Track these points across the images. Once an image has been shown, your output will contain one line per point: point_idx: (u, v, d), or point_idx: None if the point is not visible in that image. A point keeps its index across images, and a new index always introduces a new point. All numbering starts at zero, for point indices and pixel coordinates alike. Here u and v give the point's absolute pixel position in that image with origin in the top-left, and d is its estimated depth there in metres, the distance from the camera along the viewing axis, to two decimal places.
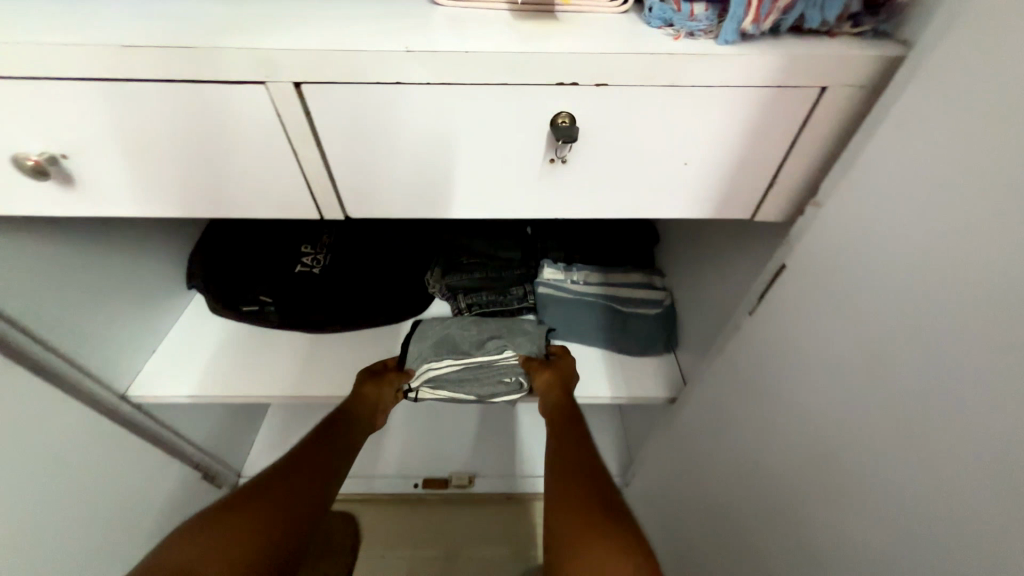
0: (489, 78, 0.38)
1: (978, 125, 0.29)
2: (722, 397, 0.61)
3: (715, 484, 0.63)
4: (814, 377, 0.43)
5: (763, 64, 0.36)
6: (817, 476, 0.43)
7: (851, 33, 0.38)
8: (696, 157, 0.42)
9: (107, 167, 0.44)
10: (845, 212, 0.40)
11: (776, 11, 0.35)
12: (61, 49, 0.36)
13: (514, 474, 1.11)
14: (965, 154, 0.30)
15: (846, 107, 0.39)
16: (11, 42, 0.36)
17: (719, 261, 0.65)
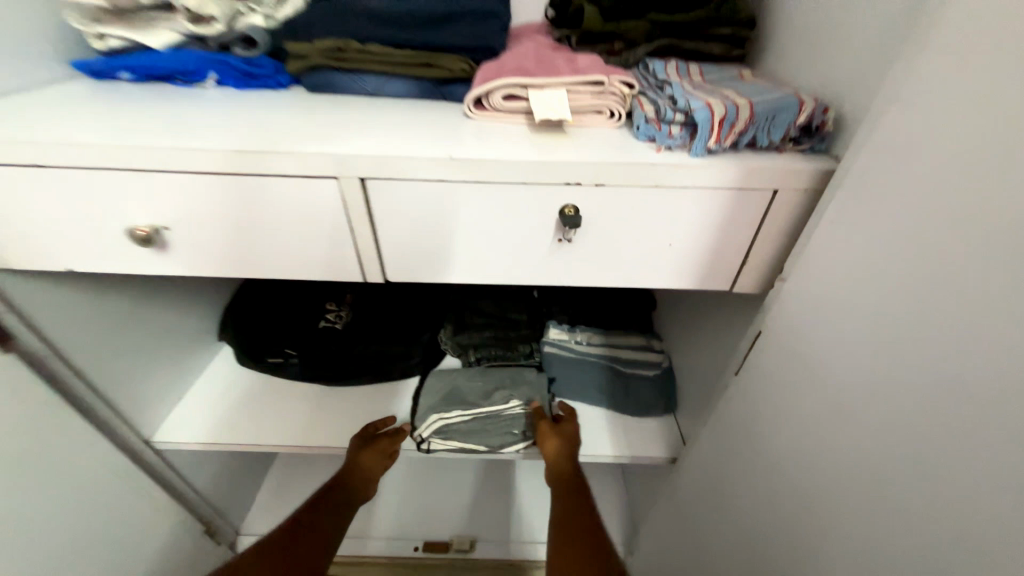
0: (511, 178, 0.48)
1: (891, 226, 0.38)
2: (717, 456, 0.65)
3: (716, 544, 0.65)
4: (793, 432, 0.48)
5: (727, 172, 0.46)
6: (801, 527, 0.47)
7: (795, 149, 0.49)
8: (679, 240, 0.51)
9: (193, 237, 0.53)
10: (805, 287, 0.48)
11: (733, 134, 0.46)
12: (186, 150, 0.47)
13: (515, 540, 1.09)
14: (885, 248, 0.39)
15: (797, 204, 0.49)
16: (149, 144, 0.47)
17: (708, 326, 0.72)
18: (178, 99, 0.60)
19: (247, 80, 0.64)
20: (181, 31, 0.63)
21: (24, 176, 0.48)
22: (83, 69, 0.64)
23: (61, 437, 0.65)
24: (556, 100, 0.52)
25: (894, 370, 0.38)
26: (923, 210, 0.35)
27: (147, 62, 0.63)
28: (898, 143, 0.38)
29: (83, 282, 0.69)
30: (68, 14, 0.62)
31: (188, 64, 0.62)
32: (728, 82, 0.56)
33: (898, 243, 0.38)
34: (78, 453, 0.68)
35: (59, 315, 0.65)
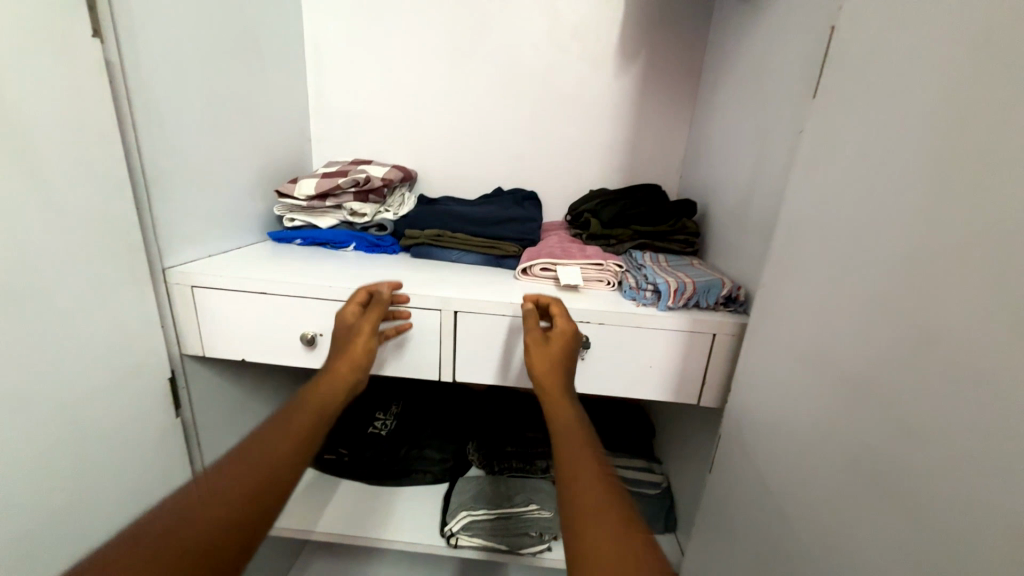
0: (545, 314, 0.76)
1: (776, 355, 0.64)
2: (705, 553, 0.76)
3: None
4: (749, 510, 0.65)
5: (681, 321, 0.74)
6: None
7: (725, 310, 0.77)
8: (655, 363, 0.76)
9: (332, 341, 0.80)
10: (742, 399, 0.70)
11: (683, 298, 0.75)
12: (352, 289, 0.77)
13: None
14: (775, 368, 0.63)
15: (731, 344, 0.75)
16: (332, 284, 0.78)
17: (690, 439, 0.90)
18: (334, 258, 0.95)
19: (373, 247, 1.00)
20: (339, 218, 1.01)
21: (247, 298, 0.79)
22: (273, 237, 1.02)
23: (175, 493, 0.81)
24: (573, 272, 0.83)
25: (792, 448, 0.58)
26: (787, 346, 0.61)
27: (316, 235, 1.00)
28: (772, 308, 0.65)
29: (226, 372, 0.94)
30: (276, 206, 1.02)
31: (341, 238, 0.99)
32: (683, 267, 0.88)
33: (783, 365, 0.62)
34: None
35: (208, 395, 0.89)
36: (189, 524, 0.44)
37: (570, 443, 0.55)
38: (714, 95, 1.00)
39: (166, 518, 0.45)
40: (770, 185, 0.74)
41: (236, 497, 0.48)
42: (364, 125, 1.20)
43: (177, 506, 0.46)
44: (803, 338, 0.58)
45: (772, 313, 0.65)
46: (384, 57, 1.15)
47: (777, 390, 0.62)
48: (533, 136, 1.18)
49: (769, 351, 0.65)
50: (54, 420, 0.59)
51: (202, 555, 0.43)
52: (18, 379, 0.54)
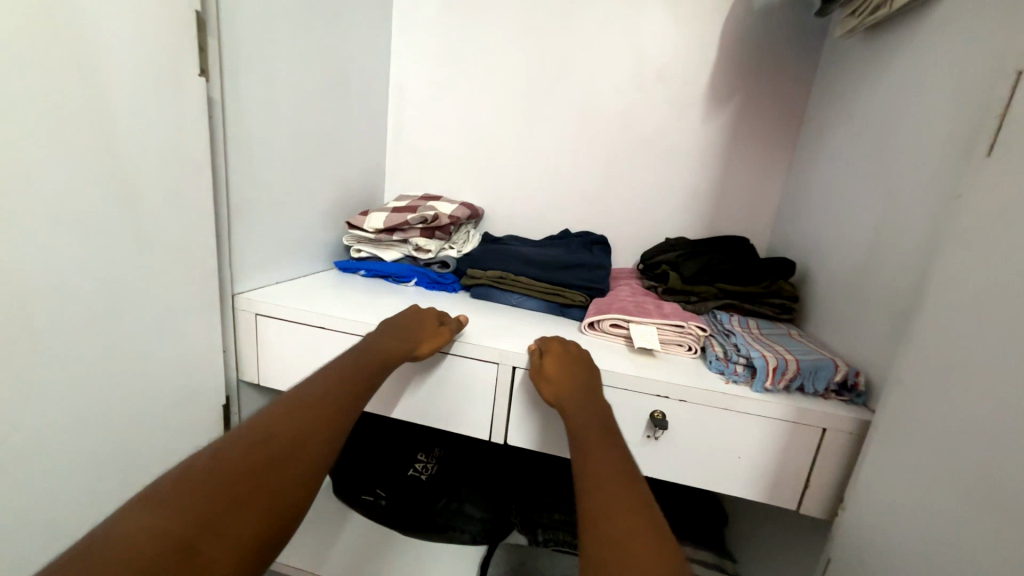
0: (616, 382, 0.67)
1: (919, 473, 0.50)
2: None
3: None
4: None
5: (780, 408, 0.62)
6: None
7: (839, 398, 0.63)
8: (746, 454, 0.64)
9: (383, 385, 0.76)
10: (862, 518, 0.56)
11: (784, 379, 0.63)
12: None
13: None
14: (917, 491, 0.49)
15: (846, 443, 0.61)
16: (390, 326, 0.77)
17: (781, 549, 0.75)
18: (395, 294, 0.94)
19: (434, 283, 0.98)
20: (404, 252, 1.00)
21: (306, 330, 0.77)
22: (339, 266, 1.03)
23: None
24: (648, 332, 0.74)
25: None
26: (937, 467, 0.47)
27: (379, 267, 1.00)
28: (913, 412, 0.52)
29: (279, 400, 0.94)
30: (346, 236, 1.03)
31: (404, 273, 0.98)
32: (780, 338, 0.76)
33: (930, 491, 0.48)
34: None
35: None
36: (225, 471, 0.42)
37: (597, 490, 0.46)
38: (821, 144, 0.89)
39: (196, 470, 0.42)
40: (905, 255, 0.61)
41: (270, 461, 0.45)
42: (437, 161, 1.22)
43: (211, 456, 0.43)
44: (966, 462, 0.44)
45: (912, 418, 0.51)
46: (463, 97, 1.16)
47: (921, 525, 0.47)
48: (608, 179, 1.12)
49: (909, 467, 0.51)
50: (108, 443, 0.59)
51: (233, 507, 0.40)
52: (80, 400, 0.54)
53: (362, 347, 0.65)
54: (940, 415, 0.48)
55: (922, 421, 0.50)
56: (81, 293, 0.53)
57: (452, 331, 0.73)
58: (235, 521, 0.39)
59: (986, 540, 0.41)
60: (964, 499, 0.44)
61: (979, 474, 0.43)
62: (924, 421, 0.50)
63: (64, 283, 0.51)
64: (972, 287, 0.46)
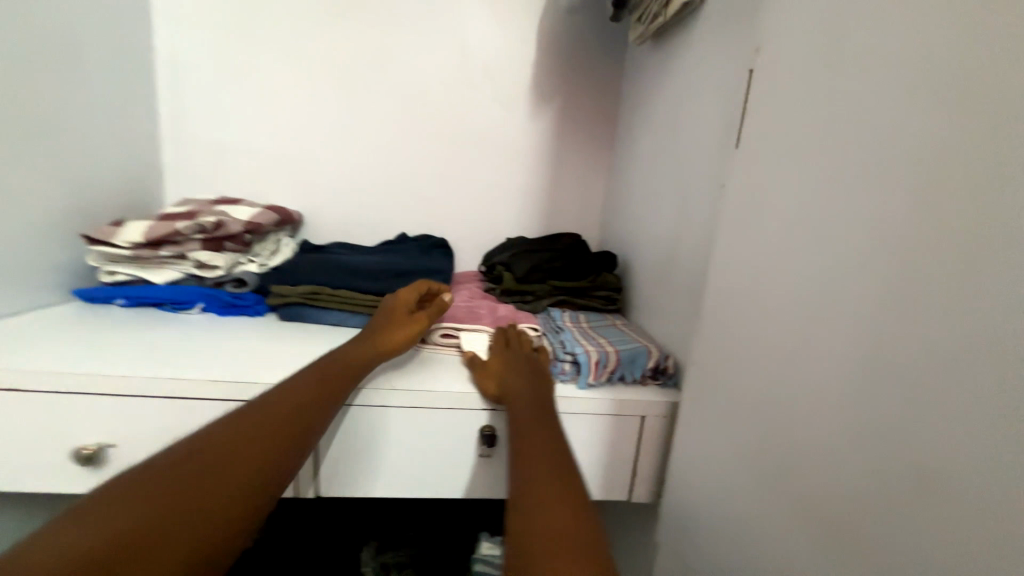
0: (441, 402, 0.61)
1: (713, 449, 0.52)
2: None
3: None
4: None
5: (604, 403, 0.61)
6: None
7: (654, 382, 0.66)
8: (577, 454, 0.62)
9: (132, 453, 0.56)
10: (678, 498, 0.58)
11: (606, 372, 0.63)
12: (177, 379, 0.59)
13: None
14: (714, 466, 0.51)
15: (660, 427, 0.63)
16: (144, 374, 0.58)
17: (622, 536, 0.76)
18: (170, 326, 0.73)
19: (228, 307, 0.79)
20: (183, 270, 0.78)
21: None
22: (82, 296, 0.76)
23: None
24: (479, 340, 0.69)
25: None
26: (726, 442, 0.50)
27: (144, 293, 0.76)
28: (707, 391, 0.54)
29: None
30: (90, 254, 0.76)
31: (183, 296, 0.77)
32: (606, 328, 0.77)
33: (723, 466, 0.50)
34: None
35: None
36: (140, 507, 0.36)
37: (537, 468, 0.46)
38: (631, 143, 0.95)
39: (129, 480, 0.39)
40: (694, 243, 0.66)
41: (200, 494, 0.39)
42: (236, 159, 1.00)
43: (124, 481, 0.38)
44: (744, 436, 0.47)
45: (707, 397, 0.54)
46: (260, 81, 0.97)
47: (719, 500, 0.49)
48: (442, 177, 1.05)
49: (707, 444, 0.53)
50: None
51: (128, 553, 0.34)
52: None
53: (333, 355, 0.58)
54: (725, 391, 0.51)
55: (713, 398, 0.53)
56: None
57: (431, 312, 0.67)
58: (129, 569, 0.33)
59: (762, 509, 0.43)
60: (743, 470, 0.46)
61: (753, 445, 0.45)
62: (715, 398, 0.53)
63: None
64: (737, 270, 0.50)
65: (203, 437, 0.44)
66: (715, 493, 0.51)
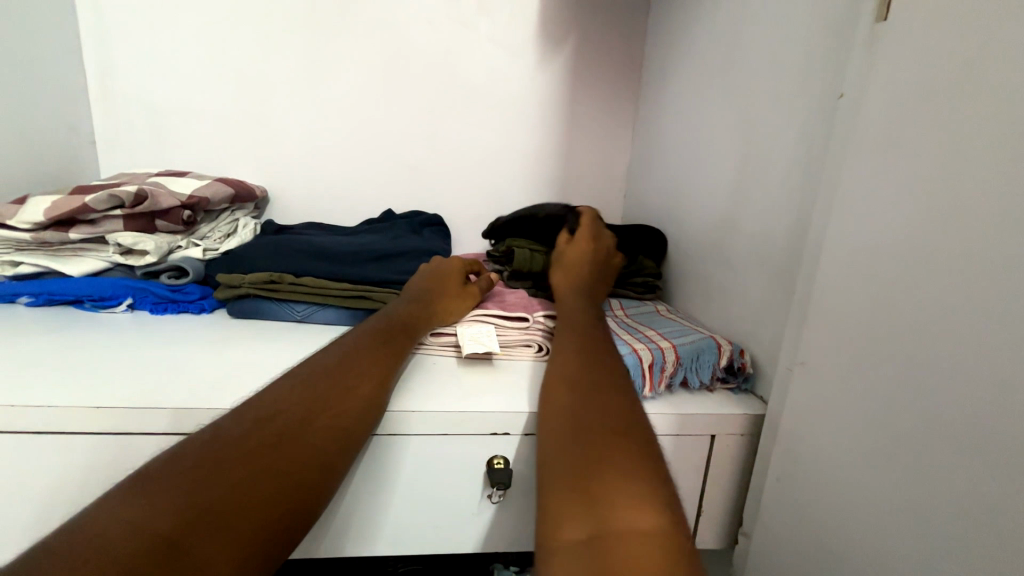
0: (435, 428, 0.44)
1: (845, 489, 0.36)
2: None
3: None
4: None
5: (663, 420, 0.44)
6: None
7: (723, 387, 0.49)
8: None
9: (28, 507, 0.42)
10: (778, 550, 0.41)
11: (665, 377, 0.46)
12: (53, 406, 0.41)
13: None
14: (851, 515, 0.35)
15: (739, 448, 0.46)
16: (17, 400, 0.41)
17: None
18: (81, 329, 0.56)
19: (166, 304, 0.62)
20: (105, 258, 0.62)
21: None
22: None
23: None
24: (484, 336, 0.53)
25: None
26: (875, 484, 0.33)
27: (55, 288, 0.60)
28: (827, 405, 0.38)
29: None
30: None
31: (104, 290, 0.60)
32: (646, 316, 0.60)
33: (872, 522, 0.33)
34: None
35: None
36: (206, 478, 0.29)
37: (585, 382, 0.38)
38: (666, 85, 0.77)
39: (198, 443, 0.32)
40: (778, 199, 0.48)
41: (270, 474, 0.31)
42: (183, 124, 0.83)
43: (189, 450, 0.31)
44: (919, 478, 0.30)
45: (828, 414, 0.38)
46: (208, 25, 0.80)
47: (868, 567, 0.33)
48: (433, 139, 0.87)
49: (831, 482, 0.37)
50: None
51: (203, 535, 0.27)
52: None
53: (390, 315, 0.50)
54: (870, 406, 0.34)
55: (840, 415, 0.36)
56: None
57: (481, 289, 0.60)
58: (199, 554, 0.26)
59: None
60: (923, 531, 0.30)
61: (944, 495, 0.29)
62: (845, 417, 0.36)
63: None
64: (896, 229, 0.33)
65: (261, 410, 0.35)
66: (855, 560, 0.34)
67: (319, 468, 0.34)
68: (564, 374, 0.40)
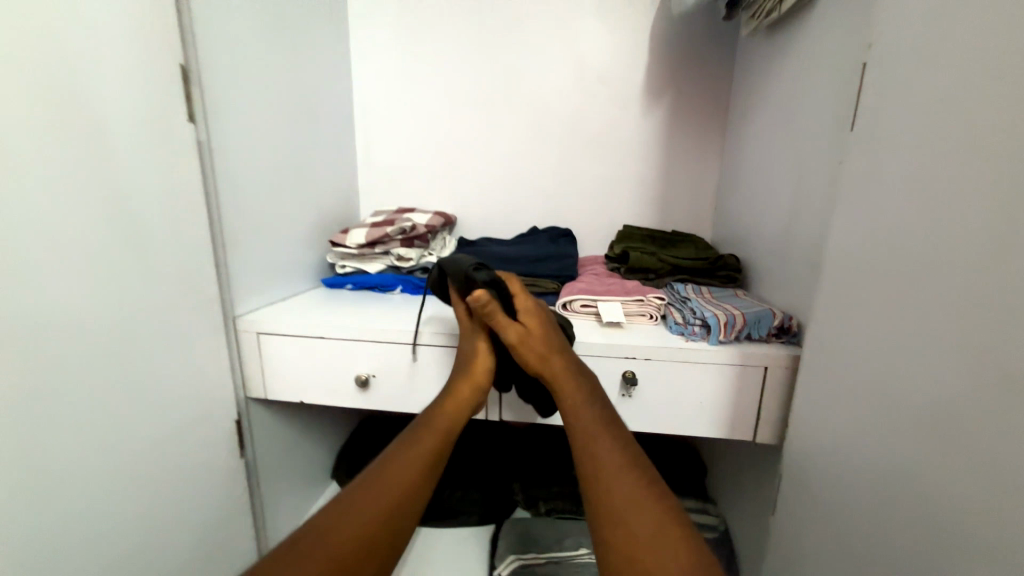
0: (590, 350, 0.75)
1: (832, 384, 0.61)
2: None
3: None
4: (817, 545, 0.61)
5: (731, 354, 0.73)
6: None
7: (778, 340, 0.75)
8: (709, 398, 0.74)
9: (389, 383, 0.82)
10: (801, 433, 0.67)
11: (734, 330, 0.74)
12: (405, 329, 0.80)
13: None
14: (834, 399, 0.61)
15: (785, 377, 0.72)
16: (355, 324, 0.82)
17: (749, 480, 0.86)
18: (382, 301, 1.00)
19: (419, 289, 1.06)
20: (387, 262, 1.07)
21: (310, 341, 0.83)
22: (326, 283, 1.08)
23: (232, 530, 0.83)
24: (614, 307, 0.84)
25: (855, 480, 0.55)
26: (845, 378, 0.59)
27: (365, 279, 1.05)
28: (824, 340, 0.64)
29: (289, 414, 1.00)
30: (330, 255, 1.10)
31: (388, 280, 1.05)
32: (727, 297, 0.88)
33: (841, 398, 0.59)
34: (233, 548, 0.84)
35: (274, 434, 0.94)
36: (370, 514, 0.53)
37: (612, 465, 0.56)
38: (746, 127, 1.02)
39: (363, 489, 0.56)
40: (812, 214, 0.73)
41: (397, 519, 0.55)
42: (405, 177, 1.29)
43: (362, 490, 0.56)
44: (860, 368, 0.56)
45: (825, 345, 0.63)
46: (424, 114, 1.25)
47: (837, 421, 0.59)
48: (566, 175, 1.22)
49: (827, 383, 0.62)
50: (136, 474, 0.63)
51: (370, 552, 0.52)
52: (84, 443, 0.56)
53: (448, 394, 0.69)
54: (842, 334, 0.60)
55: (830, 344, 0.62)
56: (82, 331, 0.56)
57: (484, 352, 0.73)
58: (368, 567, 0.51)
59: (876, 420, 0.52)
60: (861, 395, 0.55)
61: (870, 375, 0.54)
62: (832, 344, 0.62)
63: (34, 327, 0.50)
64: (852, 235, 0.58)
65: (398, 470, 0.59)
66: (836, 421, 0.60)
67: (416, 508, 0.58)
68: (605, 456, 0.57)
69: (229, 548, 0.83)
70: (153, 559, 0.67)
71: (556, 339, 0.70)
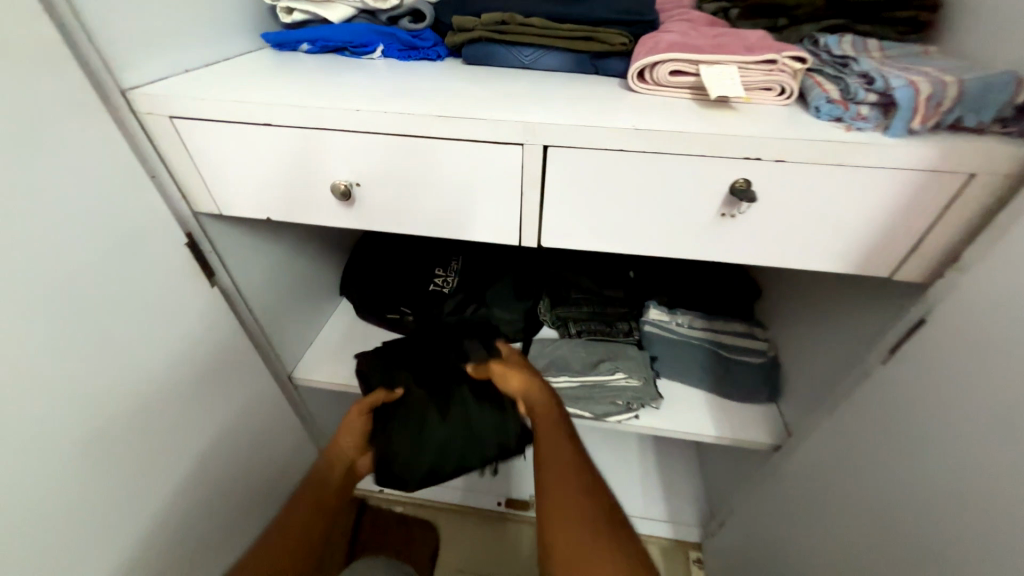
0: (690, 150, 0.48)
1: None
2: (846, 459, 0.64)
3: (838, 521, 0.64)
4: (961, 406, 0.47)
5: (923, 154, 0.45)
6: (957, 498, 0.46)
7: (999, 132, 0.46)
8: (851, 221, 0.50)
9: (379, 193, 0.58)
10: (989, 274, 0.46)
11: (940, 112, 0.45)
12: (397, 113, 0.51)
13: None
14: None
15: (993, 191, 0.46)
16: (311, 103, 0.53)
17: (837, 316, 0.70)
18: (352, 69, 0.67)
19: (409, 52, 0.70)
20: (355, 3, 0.69)
21: (254, 131, 0.55)
22: (269, 41, 0.71)
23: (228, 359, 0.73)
24: (726, 78, 0.52)
25: None
26: None
27: (326, 34, 0.69)
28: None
29: (266, 231, 0.79)
30: None
31: (361, 36, 0.68)
32: (911, 60, 0.53)
33: None
34: (238, 373, 0.76)
35: (251, 255, 0.76)
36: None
37: (576, 526, 0.64)
38: None
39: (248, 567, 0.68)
40: None
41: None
42: None
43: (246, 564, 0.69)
44: None
45: None
46: None
47: None
48: None
49: None
50: (61, 315, 0.48)
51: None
52: None
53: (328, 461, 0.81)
54: None
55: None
56: None
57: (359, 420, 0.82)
58: None
59: None
60: None
61: None
62: None
63: None
64: None
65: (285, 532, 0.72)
66: None
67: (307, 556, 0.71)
68: (574, 516, 0.65)
69: (235, 374, 0.75)
70: (138, 396, 0.58)
71: (532, 372, 0.81)
